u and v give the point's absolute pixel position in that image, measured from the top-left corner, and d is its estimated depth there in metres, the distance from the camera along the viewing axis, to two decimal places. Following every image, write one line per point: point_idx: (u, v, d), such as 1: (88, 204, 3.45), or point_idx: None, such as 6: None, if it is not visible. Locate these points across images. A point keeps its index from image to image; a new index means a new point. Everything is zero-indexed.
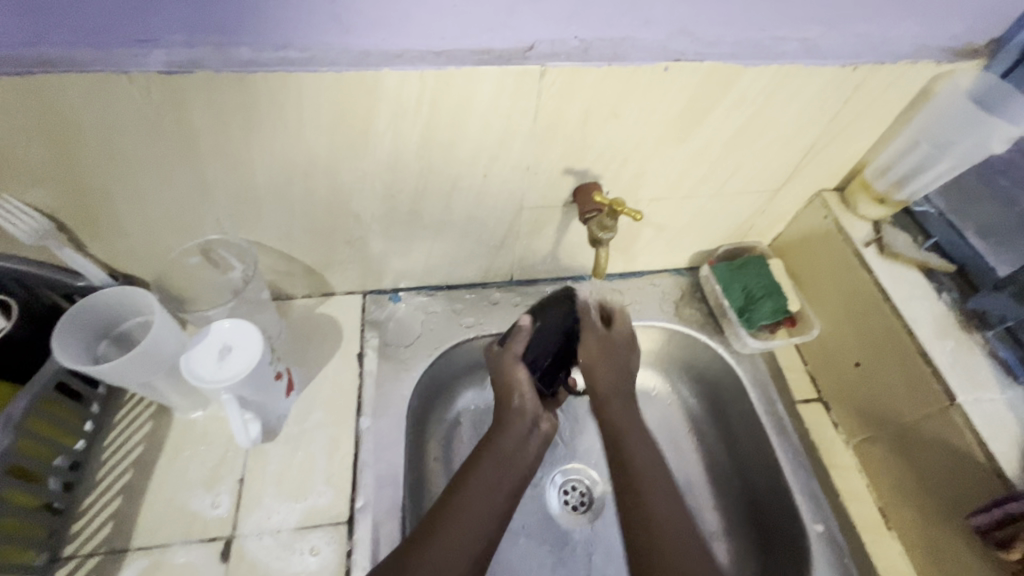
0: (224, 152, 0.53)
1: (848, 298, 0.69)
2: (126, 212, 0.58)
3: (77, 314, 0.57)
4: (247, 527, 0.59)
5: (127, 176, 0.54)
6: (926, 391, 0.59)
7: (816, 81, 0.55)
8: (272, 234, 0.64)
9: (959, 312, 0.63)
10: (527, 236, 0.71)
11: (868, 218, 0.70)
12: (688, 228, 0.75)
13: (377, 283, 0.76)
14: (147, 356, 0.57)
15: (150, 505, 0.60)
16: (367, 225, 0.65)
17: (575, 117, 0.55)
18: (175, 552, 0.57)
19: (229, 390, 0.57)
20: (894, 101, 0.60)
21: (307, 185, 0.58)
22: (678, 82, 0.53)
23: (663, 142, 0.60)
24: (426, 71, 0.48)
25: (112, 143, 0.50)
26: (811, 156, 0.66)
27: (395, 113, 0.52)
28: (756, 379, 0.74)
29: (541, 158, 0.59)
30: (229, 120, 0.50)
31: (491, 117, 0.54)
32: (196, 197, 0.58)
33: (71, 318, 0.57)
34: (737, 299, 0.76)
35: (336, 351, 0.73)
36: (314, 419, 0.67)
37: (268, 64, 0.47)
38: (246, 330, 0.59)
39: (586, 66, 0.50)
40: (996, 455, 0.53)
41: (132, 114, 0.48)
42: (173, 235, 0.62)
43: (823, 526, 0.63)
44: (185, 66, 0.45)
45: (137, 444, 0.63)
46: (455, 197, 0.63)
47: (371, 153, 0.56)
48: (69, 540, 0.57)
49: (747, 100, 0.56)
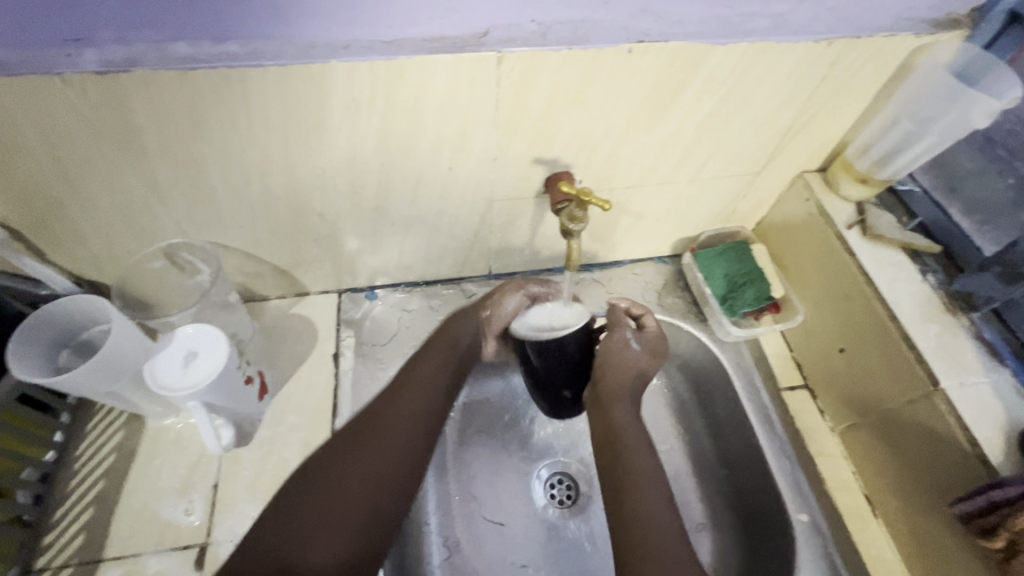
0: (173, 152, 0.51)
1: (830, 283, 0.67)
2: (83, 218, 0.56)
3: (17, 344, 0.54)
4: (221, 534, 0.58)
5: (77, 181, 0.52)
6: (910, 377, 0.58)
7: (790, 59, 0.53)
8: (235, 235, 0.63)
9: (944, 294, 0.61)
10: (501, 229, 0.70)
11: (850, 199, 0.68)
12: (667, 216, 0.73)
13: (352, 281, 0.75)
14: (108, 365, 0.55)
15: (123, 514, 0.59)
16: (333, 224, 0.64)
17: (539, 105, 0.53)
18: (148, 561, 0.56)
19: (195, 398, 0.56)
20: (874, 77, 0.57)
21: (266, 185, 0.57)
22: (643, 65, 0.51)
23: (633, 128, 0.58)
24: (375, 62, 0.46)
25: (56, 148, 0.48)
26: (789, 137, 0.64)
27: (348, 107, 0.50)
28: (740, 368, 0.73)
29: (507, 149, 0.58)
30: (174, 119, 0.48)
31: (448, 108, 0.52)
32: (151, 200, 0.56)
33: (13, 347, 0.54)
34: (719, 287, 0.74)
35: (311, 352, 0.71)
36: (289, 422, 0.66)
37: (209, 60, 0.45)
38: (211, 334, 0.58)
39: (543, 51, 0.48)
40: (980, 441, 0.52)
41: (71, 117, 0.46)
42: (134, 240, 0.61)
43: (808, 515, 0.62)
44: (120, 65, 0.43)
45: (108, 455, 0.62)
46: (421, 190, 0.61)
47: (328, 149, 0.54)
48: (41, 552, 0.56)
49: (717, 80, 0.54)
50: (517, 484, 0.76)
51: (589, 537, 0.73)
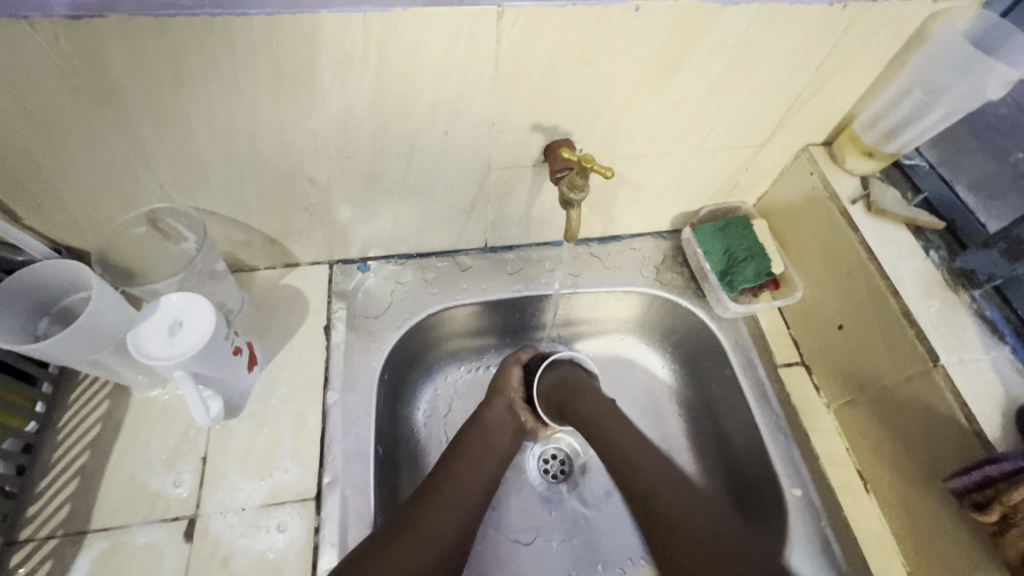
0: (155, 109, 0.48)
1: (832, 259, 0.67)
2: (60, 178, 0.53)
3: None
4: (211, 505, 0.57)
5: (53, 138, 0.49)
6: (910, 353, 0.57)
7: (801, 23, 0.51)
8: (222, 201, 0.60)
9: (947, 272, 0.61)
10: (498, 200, 0.68)
11: (855, 173, 0.66)
12: (668, 189, 0.72)
13: (344, 252, 0.73)
14: (89, 333, 0.53)
15: (109, 486, 0.58)
16: (325, 191, 0.61)
17: (541, 66, 0.51)
18: (136, 533, 0.55)
19: (181, 368, 0.54)
20: (887, 45, 0.55)
21: (254, 147, 0.54)
22: (651, 25, 0.49)
23: (638, 94, 0.56)
24: (370, 14, 0.44)
25: (28, 101, 0.45)
26: (797, 108, 0.62)
27: (341, 63, 0.47)
28: (737, 344, 0.72)
29: (507, 113, 0.55)
30: (155, 72, 0.45)
31: (446, 67, 0.49)
32: (133, 161, 0.53)
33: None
34: (719, 262, 0.73)
35: (301, 324, 0.70)
36: (280, 394, 0.65)
37: (190, 7, 0.42)
38: (198, 303, 0.56)
39: (547, 6, 0.46)
40: (978, 416, 0.51)
41: (43, 68, 0.43)
42: (115, 204, 0.58)
43: (801, 490, 0.62)
44: (94, 9, 0.40)
45: (93, 425, 0.61)
46: (416, 157, 0.59)
47: (319, 110, 0.51)
48: (25, 523, 0.55)
49: (727, 44, 0.52)
50: (510, 459, 0.76)
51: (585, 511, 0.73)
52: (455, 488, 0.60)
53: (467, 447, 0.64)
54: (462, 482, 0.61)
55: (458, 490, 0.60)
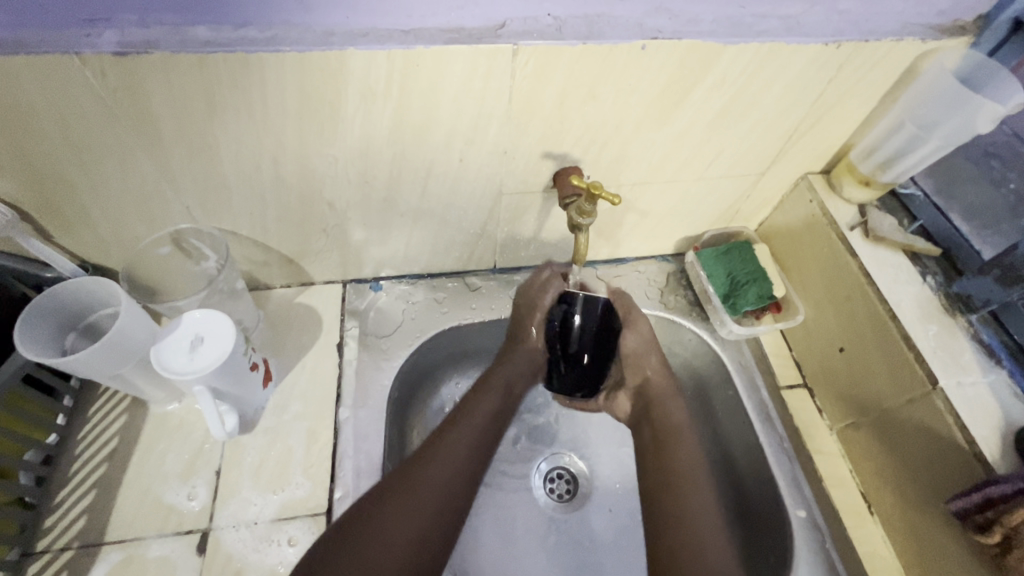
0: (187, 136, 0.51)
1: (832, 284, 0.68)
2: (92, 201, 0.56)
3: (25, 330, 0.54)
4: (224, 519, 0.58)
5: (89, 163, 0.52)
6: (909, 376, 0.59)
7: (798, 61, 0.54)
8: (244, 222, 0.63)
9: (943, 296, 0.62)
10: (508, 223, 0.70)
11: (853, 201, 0.69)
12: (672, 214, 0.74)
13: (357, 272, 0.75)
14: (115, 348, 0.55)
15: (125, 499, 0.59)
16: (342, 213, 0.64)
17: (552, 99, 0.54)
18: (150, 545, 0.56)
19: (201, 382, 0.56)
20: (881, 80, 0.58)
21: (278, 172, 0.57)
22: (656, 61, 0.52)
23: (643, 124, 0.59)
24: (394, 51, 0.47)
25: (69, 128, 0.48)
26: (796, 138, 0.65)
27: (364, 96, 0.50)
28: (741, 366, 0.74)
29: (518, 142, 0.58)
30: (190, 102, 0.48)
31: (462, 100, 0.52)
32: (162, 184, 0.56)
33: (22, 333, 0.53)
34: (722, 285, 0.75)
35: (314, 341, 0.72)
36: (292, 410, 0.66)
37: (228, 44, 0.45)
38: (219, 320, 0.58)
39: (559, 45, 0.49)
40: (977, 439, 0.52)
41: (87, 99, 0.46)
42: (142, 225, 0.61)
43: (805, 512, 0.63)
44: (139, 46, 0.44)
45: (111, 439, 0.62)
46: (431, 182, 0.62)
47: (341, 137, 0.54)
48: (43, 534, 0.56)
49: (728, 79, 0.55)
50: (516, 477, 0.77)
51: (588, 531, 0.73)
52: (431, 467, 0.53)
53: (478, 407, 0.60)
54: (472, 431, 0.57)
55: (446, 466, 0.53)
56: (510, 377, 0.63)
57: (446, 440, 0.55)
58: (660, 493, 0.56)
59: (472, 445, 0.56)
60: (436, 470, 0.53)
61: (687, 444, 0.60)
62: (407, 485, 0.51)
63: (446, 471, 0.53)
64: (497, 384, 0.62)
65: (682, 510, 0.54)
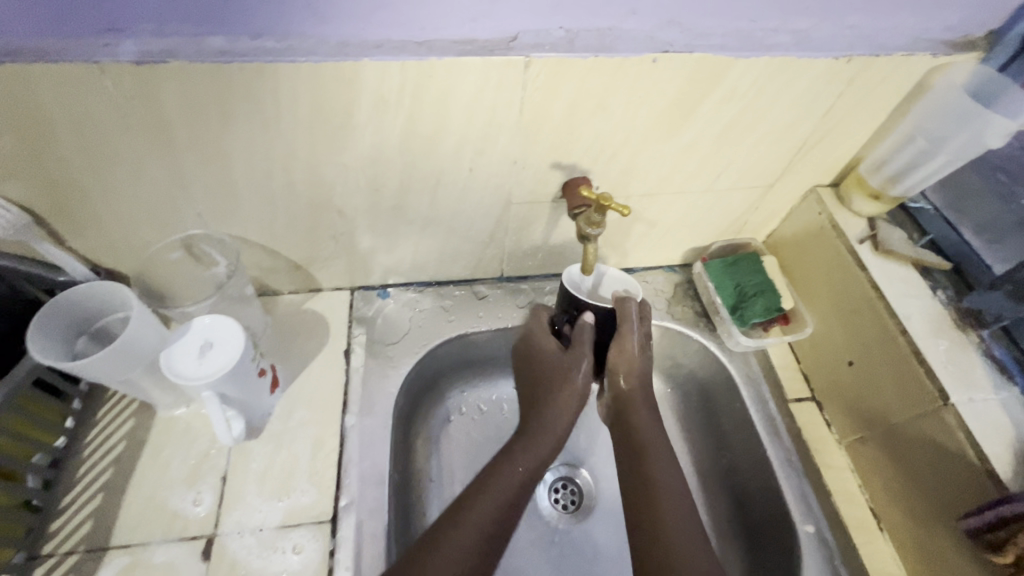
0: (200, 143, 0.52)
1: (841, 297, 0.68)
2: (105, 206, 0.57)
3: (38, 333, 0.54)
4: (229, 525, 0.58)
5: (103, 168, 0.53)
6: (919, 391, 0.58)
7: (809, 75, 0.54)
8: (254, 229, 0.63)
9: (954, 311, 0.62)
10: (516, 232, 0.71)
11: (862, 214, 0.69)
12: (680, 225, 0.74)
13: (365, 279, 0.75)
14: (125, 352, 0.55)
15: (131, 503, 0.59)
16: (352, 221, 0.65)
17: (563, 110, 0.54)
18: (155, 551, 0.56)
19: (209, 387, 0.56)
20: (891, 94, 0.58)
21: (289, 179, 0.57)
22: (667, 74, 0.52)
23: (653, 136, 0.59)
24: (407, 62, 0.47)
25: (85, 134, 0.49)
26: (805, 150, 0.65)
27: (376, 106, 0.51)
28: (748, 378, 0.73)
29: (527, 153, 0.58)
30: (204, 109, 0.48)
31: (474, 110, 0.53)
32: (174, 190, 0.57)
33: (34, 337, 0.53)
34: (729, 296, 0.75)
35: (321, 348, 0.72)
36: (298, 417, 0.66)
37: (244, 54, 0.45)
38: (228, 326, 0.59)
39: (571, 58, 0.49)
40: (989, 456, 0.52)
41: (104, 106, 0.47)
42: (153, 230, 0.61)
43: (814, 527, 0.62)
44: (157, 55, 0.44)
45: (118, 443, 0.62)
46: (441, 191, 0.62)
47: (353, 146, 0.55)
48: (49, 538, 0.56)
49: (738, 92, 0.55)
50: None
51: (593, 542, 0.73)
52: (475, 515, 0.53)
53: (516, 462, 0.58)
54: (487, 514, 0.53)
55: (485, 511, 0.53)
56: (561, 428, 0.62)
57: (454, 536, 0.50)
58: (634, 501, 0.54)
59: (505, 497, 0.55)
60: (460, 537, 0.50)
61: (666, 461, 0.56)
62: (447, 530, 0.51)
63: (484, 520, 0.53)
64: (516, 467, 0.57)
65: (662, 536, 0.50)
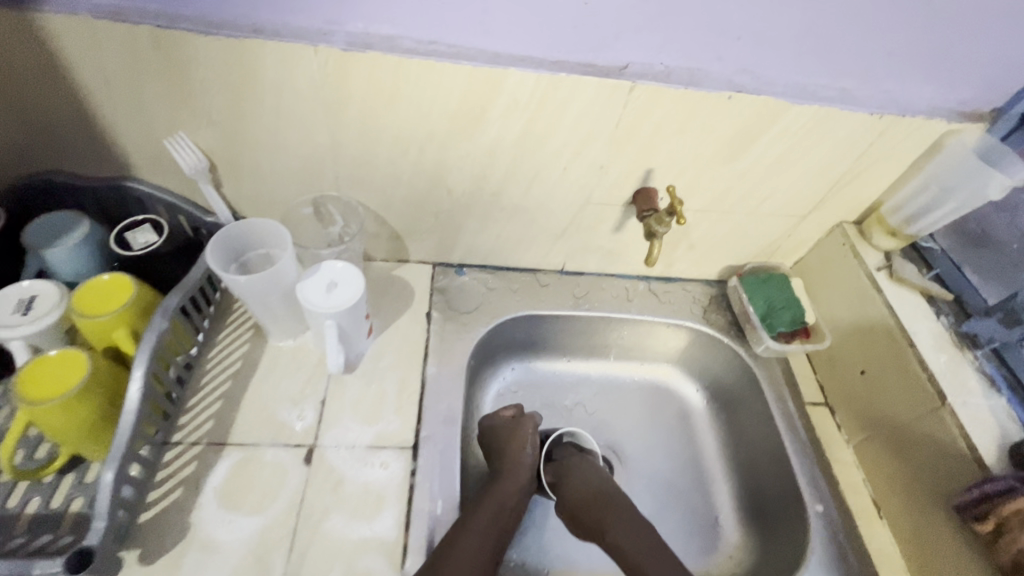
0: (363, 119, 0.65)
1: (858, 314, 0.80)
2: (267, 161, 0.70)
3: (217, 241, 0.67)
4: (328, 439, 0.68)
5: (281, 129, 0.66)
6: (921, 393, 0.69)
7: (848, 124, 0.68)
8: (376, 197, 0.76)
9: (954, 333, 0.73)
10: (585, 229, 0.83)
11: (880, 248, 0.81)
12: (723, 241, 0.86)
13: (447, 256, 0.87)
14: (271, 279, 0.67)
15: (246, 409, 0.69)
16: (455, 201, 0.77)
17: (650, 128, 0.67)
18: (265, 451, 0.66)
19: (333, 318, 0.67)
20: (911, 149, 0.72)
21: (418, 158, 0.70)
22: (738, 108, 0.66)
23: (716, 159, 0.72)
24: (543, 75, 0.61)
25: (281, 99, 0.62)
26: (835, 189, 0.78)
27: (508, 106, 0.64)
28: (770, 379, 0.84)
29: (613, 161, 0.71)
30: (379, 91, 0.62)
31: (582, 120, 0.66)
32: (326, 156, 0.69)
33: (215, 241, 0.67)
34: (760, 307, 0.86)
35: (407, 308, 0.83)
36: (386, 360, 0.77)
37: (422, 53, 0.59)
38: (351, 271, 0.70)
39: (667, 88, 0.63)
40: (978, 446, 0.63)
41: (305, 79, 0.60)
42: (296, 188, 0.74)
43: (822, 507, 0.72)
44: (361, 45, 0.58)
45: (236, 360, 0.73)
46: (535, 184, 0.75)
47: (479, 137, 0.68)
48: (177, 429, 0.66)
49: (791, 130, 0.69)
50: None
51: None
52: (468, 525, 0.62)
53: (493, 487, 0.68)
54: (488, 517, 0.64)
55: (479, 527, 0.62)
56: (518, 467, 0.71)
57: (475, 520, 0.62)
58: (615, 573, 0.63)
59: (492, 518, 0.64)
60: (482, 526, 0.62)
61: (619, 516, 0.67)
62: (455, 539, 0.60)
63: (481, 533, 0.62)
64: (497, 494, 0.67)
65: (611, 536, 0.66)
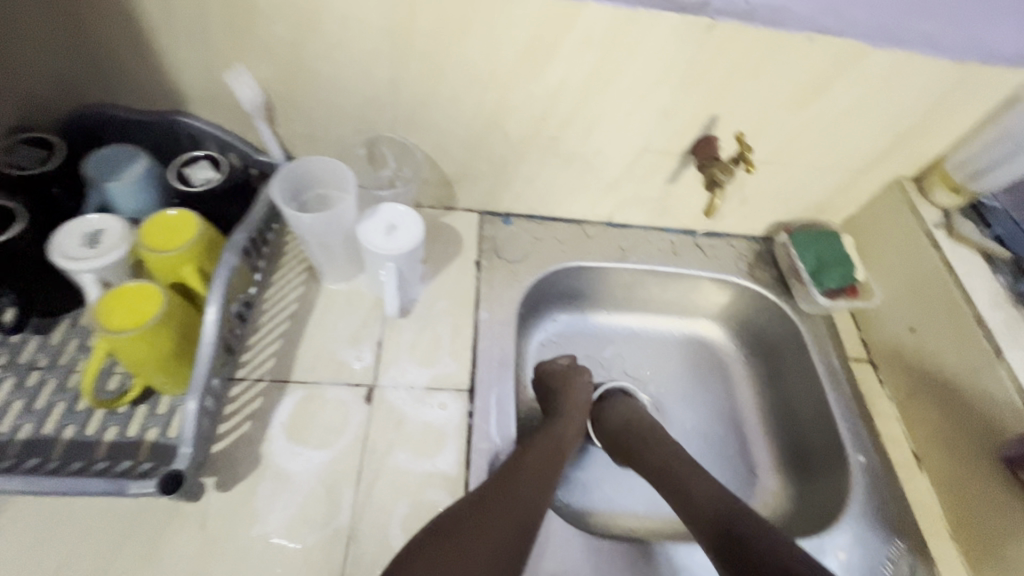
0: (428, 53, 0.63)
1: (913, 272, 0.79)
2: (324, 97, 0.68)
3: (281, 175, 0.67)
4: (386, 380, 0.69)
5: (341, 63, 0.64)
6: (975, 350, 0.70)
7: (928, 71, 0.65)
8: (430, 139, 0.74)
9: (1011, 292, 0.73)
10: (639, 179, 0.81)
11: (940, 205, 0.79)
12: (777, 195, 0.85)
13: (495, 204, 0.86)
14: (335, 220, 0.66)
15: (306, 349, 0.70)
16: (511, 145, 0.75)
17: (722, 70, 0.65)
18: (327, 388, 0.67)
19: (393, 261, 0.67)
20: (988, 100, 0.69)
21: (479, 98, 0.68)
22: (817, 51, 0.63)
23: (785, 107, 0.70)
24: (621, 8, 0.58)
25: (345, 30, 0.60)
26: (900, 142, 0.76)
27: (580, 42, 0.61)
28: (815, 336, 0.84)
29: (679, 105, 0.69)
30: (449, 23, 0.59)
31: (654, 59, 0.63)
32: (385, 93, 0.67)
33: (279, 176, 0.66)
34: (810, 262, 0.85)
35: (456, 255, 0.83)
36: (439, 306, 0.77)
37: None
38: (410, 215, 0.69)
39: (747, 26, 0.60)
40: None
41: (373, 7, 0.58)
42: (350, 127, 0.72)
43: (865, 457, 0.74)
44: None
45: (292, 302, 0.73)
46: (595, 129, 0.73)
47: (545, 76, 0.65)
48: (241, 365, 0.67)
49: (868, 77, 0.66)
50: None
51: None
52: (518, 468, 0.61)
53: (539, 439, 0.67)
54: (536, 461, 0.63)
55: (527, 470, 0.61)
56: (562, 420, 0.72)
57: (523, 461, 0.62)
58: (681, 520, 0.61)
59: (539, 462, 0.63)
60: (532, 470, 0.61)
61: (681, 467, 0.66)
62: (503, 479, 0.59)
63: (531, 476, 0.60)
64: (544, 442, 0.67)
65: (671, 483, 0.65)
